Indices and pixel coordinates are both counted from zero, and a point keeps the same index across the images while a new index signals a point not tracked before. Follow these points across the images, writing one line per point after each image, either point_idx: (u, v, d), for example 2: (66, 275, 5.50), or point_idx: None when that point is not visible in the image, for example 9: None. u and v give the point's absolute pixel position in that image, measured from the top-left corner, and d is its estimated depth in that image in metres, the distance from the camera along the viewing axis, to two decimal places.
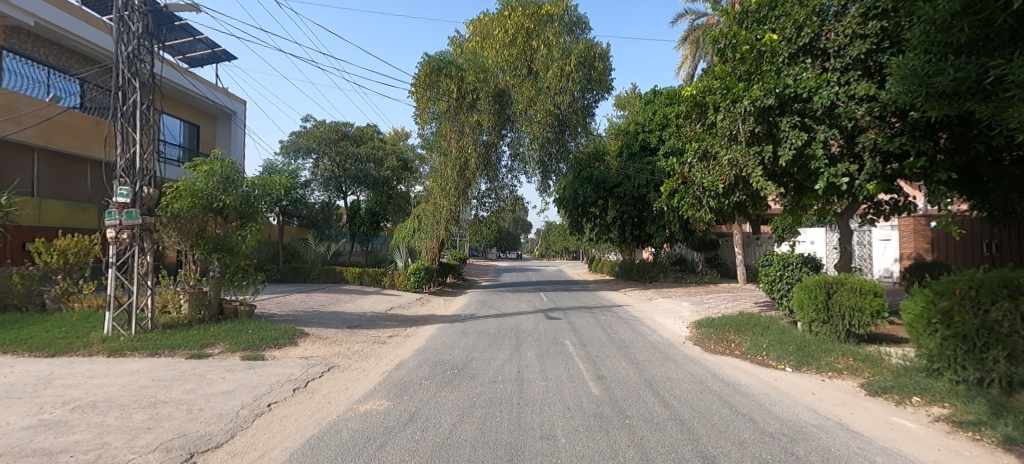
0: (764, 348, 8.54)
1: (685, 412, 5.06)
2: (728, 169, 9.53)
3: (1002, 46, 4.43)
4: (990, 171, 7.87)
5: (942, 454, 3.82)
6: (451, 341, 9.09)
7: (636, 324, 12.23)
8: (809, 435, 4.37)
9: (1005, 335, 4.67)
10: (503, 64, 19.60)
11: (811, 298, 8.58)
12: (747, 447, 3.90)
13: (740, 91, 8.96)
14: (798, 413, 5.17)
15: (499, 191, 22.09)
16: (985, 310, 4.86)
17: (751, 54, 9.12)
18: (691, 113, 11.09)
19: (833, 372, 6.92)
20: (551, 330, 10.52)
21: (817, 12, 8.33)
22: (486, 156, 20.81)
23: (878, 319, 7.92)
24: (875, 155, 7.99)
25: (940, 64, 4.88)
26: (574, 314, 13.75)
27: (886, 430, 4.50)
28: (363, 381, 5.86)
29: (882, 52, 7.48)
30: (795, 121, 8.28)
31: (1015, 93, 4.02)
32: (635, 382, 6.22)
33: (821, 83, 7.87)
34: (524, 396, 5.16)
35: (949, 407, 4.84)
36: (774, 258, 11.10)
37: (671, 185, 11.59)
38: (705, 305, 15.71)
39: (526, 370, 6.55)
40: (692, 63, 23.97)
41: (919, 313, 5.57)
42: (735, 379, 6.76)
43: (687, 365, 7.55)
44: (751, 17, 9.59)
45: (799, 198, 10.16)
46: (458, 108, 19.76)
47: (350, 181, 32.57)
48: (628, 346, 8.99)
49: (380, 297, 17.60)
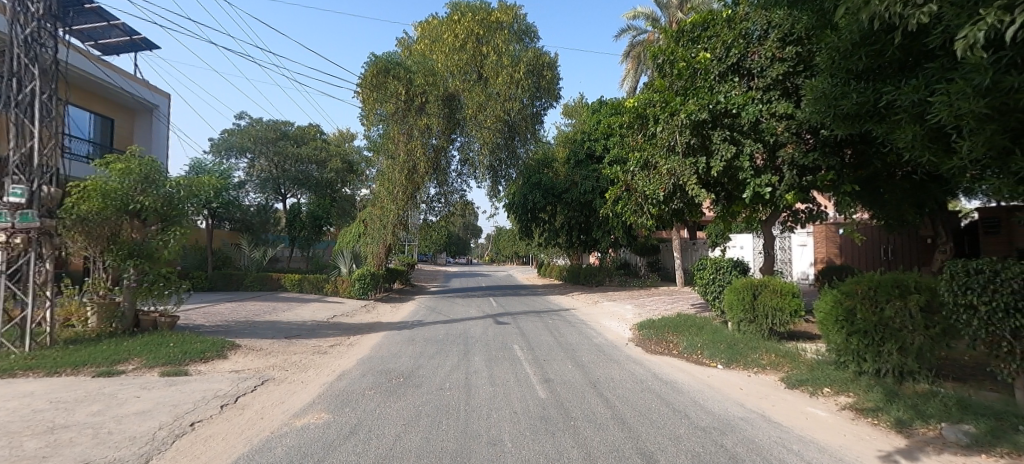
0: (699, 347, 9.07)
1: (626, 411, 5.28)
2: (667, 178, 10.05)
3: (893, 75, 5.01)
4: (887, 185, 8.89)
5: (845, 439, 4.27)
6: (397, 349, 8.90)
7: (582, 328, 12.57)
8: (736, 427, 4.71)
9: (897, 329, 5.33)
10: (453, 69, 19.54)
11: (740, 300, 9.24)
12: (682, 442, 4.14)
13: (677, 105, 9.53)
14: (728, 407, 5.54)
15: (448, 195, 22.17)
16: (880, 308, 5.51)
17: (686, 70, 9.71)
18: (634, 124, 11.59)
19: (759, 368, 7.51)
20: (499, 335, 10.57)
21: (744, 35, 8.99)
22: (435, 159, 20.69)
23: (796, 318, 8.63)
24: (793, 168, 8.79)
25: (845, 88, 5.44)
26: (522, 319, 13.89)
27: (802, 420, 4.95)
28: (300, 394, 5.61)
29: (798, 75, 8.26)
30: (725, 135, 9.01)
31: (904, 116, 4.63)
32: (581, 384, 6.39)
33: (747, 100, 8.54)
34: (471, 403, 5.15)
35: (853, 396, 5.40)
36: (708, 262, 11.84)
37: (615, 192, 12.00)
38: (647, 307, 16.46)
39: (474, 376, 6.54)
40: (634, 76, 25.05)
41: (828, 312, 6.16)
42: (673, 378, 7.13)
43: (630, 366, 7.86)
44: (686, 36, 10.18)
45: (729, 206, 10.91)
46: (406, 111, 19.48)
47: (289, 183, 31.12)
48: (574, 349, 9.21)
49: (322, 305, 16.88)
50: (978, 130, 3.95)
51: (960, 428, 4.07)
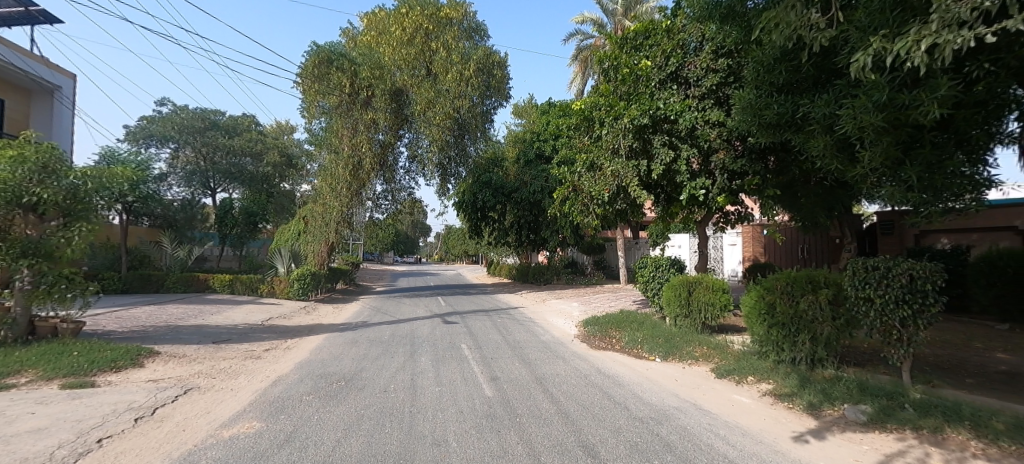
0: (639, 342, 9.47)
1: (569, 405, 5.43)
2: (611, 179, 10.38)
3: (808, 89, 5.48)
4: (804, 190, 9.75)
5: (765, 423, 4.64)
6: (339, 352, 8.59)
7: (529, 326, 12.73)
8: (671, 417, 4.98)
9: (809, 321, 5.88)
10: (401, 62, 18.89)
11: (676, 296, 9.74)
12: (622, 434, 4.32)
13: (621, 110, 9.85)
14: (664, 398, 5.83)
15: (396, 193, 21.68)
16: (796, 301, 6.03)
17: (630, 76, 10.03)
18: (581, 126, 11.87)
19: (692, 360, 7.96)
20: (447, 335, 10.49)
21: (681, 45, 9.46)
22: (381, 156, 20.15)
23: (726, 312, 9.23)
24: (724, 173, 9.42)
25: (768, 99, 5.89)
26: (471, 318, 13.86)
27: (728, 407, 5.32)
28: (229, 403, 5.29)
29: (728, 86, 8.85)
30: (665, 139, 9.46)
31: (817, 128, 5.10)
32: (527, 381, 6.48)
33: (684, 107, 9.00)
34: (416, 404, 5.08)
35: (772, 382, 5.88)
36: (648, 260, 12.38)
37: (563, 192, 12.22)
38: (592, 304, 16.96)
39: (420, 377, 6.45)
40: (582, 79, 25.64)
41: (753, 306, 6.65)
42: (615, 372, 7.39)
43: (574, 362, 8.06)
44: (629, 43, 10.54)
45: (668, 207, 11.46)
46: (351, 105, 18.82)
47: (219, 176, 29.14)
48: (522, 346, 9.31)
49: (256, 307, 15.91)
50: (876, 142, 4.44)
51: (860, 408, 4.57)
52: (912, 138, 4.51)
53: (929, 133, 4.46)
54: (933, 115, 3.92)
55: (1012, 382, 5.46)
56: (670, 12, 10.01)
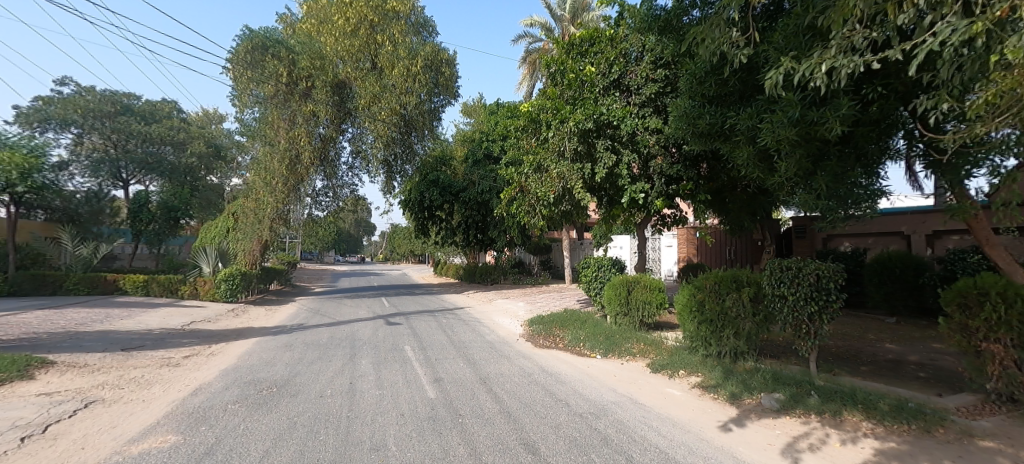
0: (581, 340, 9.73)
1: (513, 404, 5.48)
2: (557, 181, 10.55)
3: (735, 102, 5.90)
4: (731, 195, 10.50)
5: (693, 414, 4.95)
6: (270, 357, 8.14)
7: (475, 326, 12.69)
8: (609, 411, 5.17)
9: (733, 317, 6.34)
10: (344, 54, 18.11)
11: (616, 294, 10.12)
12: (562, 429, 4.44)
13: (567, 113, 10.03)
14: (603, 393, 6.05)
15: (337, 189, 20.88)
16: (722, 299, 6.47)
17: (576, 81, 10.24)
18: (528, 128, 11.99)
19: (630, 356, 8.32)
20: (389, 336, 10.25)
21: (623, 54, 9.84)
22: (321, 150, 19.28)
23: (661, 310, 9.71)
24: (661, 178, 9.92)
25: (700, 110, 6.26)
26: (415, 319, 13.61)
27: (661, 399, 5.61)
28: (141, 415, 4.85)
29: (666, 95, 9.33)
30: (608, 144, 9.78)
31: (741, 138, 5.51)
32: (471, 382, 6.46)
33: (626, 113, 9.37)
34: (354, 409, 4.92)
35: (700, 375, 6.27)
36: (591, 260, 12.76)
37: (510, 193, 12.27)
38: (538, 304, 17.21)
39: (360, 380, 6.24)
40: (530, 81, 25.93)
41: (685, 304, 7.04)
42: (557, 370, 7.54)
43: (518, 361, 8.15)
44: (575, 49, 10.76)
45: (610, 209, 11.86)
46: (289, 96, 17.93)
47: (133, 166, 26.67)
48: (467, 347, 9.27)
49: (176, 310, 14.67)
50: (790, 154, 4.88)
51: (774, 396, 4.98)
52: (821, 151, 5.00)
53: (834, 147, 4.97)
54: (836, 131, 4.39)
55: (898, 368, 6.17)
56: (613, 21, 10.39)
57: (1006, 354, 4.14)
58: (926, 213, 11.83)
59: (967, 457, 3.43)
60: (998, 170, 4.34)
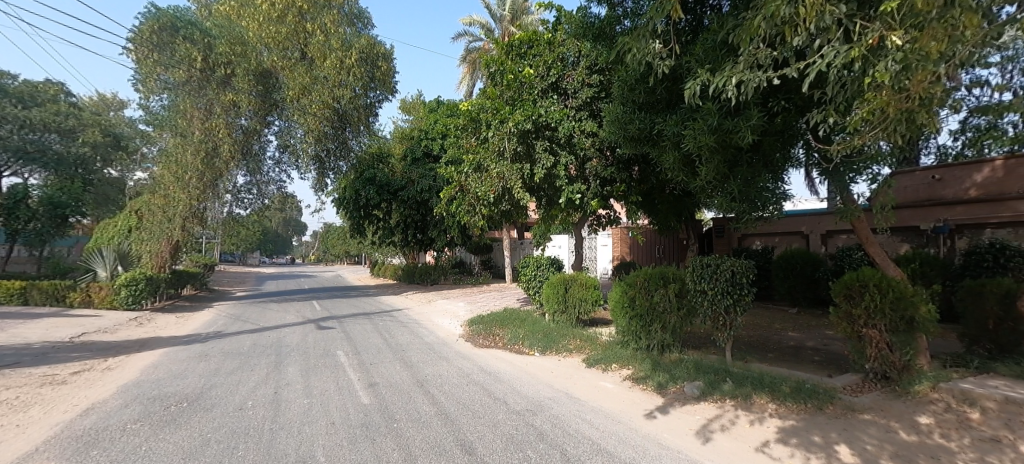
0: (520, 338, 9.86)
1: (450, 405, 5.46)
2: (497, 181, 10.61)
3: (663, 109, 6.27)
4: (660, 197, 11.17)
5: (622, 405, 5.21)
6: (182, 369, 7.49)
7: (413, 327, 12.45)
8: (545, 407, 5.30)
9: (661, 311, 6.75)
10: (269, 41, 17.03)
11: (555, 293, 10.38)
12: (499, 428, 4.49)
13: (506, 113, 10.10)
14: (540, 390, 6.19)
15: (262, 185, 19.68)
16: (651, 295, 6.87)
17: (515, 82, 10.34)
18: (468, 127, 11.93)
19: (567, 352, 8.58)
20: (320, 341, 9.79)
21: (561, 59, 10.08)
22: (244, 143, 17.96)
23: (596, 306, 10.09)
24: (597, 180, 10.33)
25: (631, 116, 6.58)
26: (349, 322, 13.08)
27: (594, 392, 5.85)
28: (19, 443, 4.28)
29: (601, 100, 9.73)
30: (547, 145, 10.01)
31: (668, 144, 5.88)
32: (408, 385, 6.34)
33: (563, 116, 9.63)
34: (279, 420, 4.66)
35: (631, 368, 6.60)
36: (530, 260, 12.97)
37: (449, 192, 12.10)
38: (478, 304, 17.18)
39: (286, 389, 5.91)
40: (470, 80, 25.85)
41: (618, 301, 7.37)
42: (496, 369, 7.61)
43: (457, 362, 8.13)
44: (514, 50, 10.85)
45: (549, 209, 12.12)
46: (204, 82, 16.48)
47: (8, 156, 23.20)
48: (404, 349, 9.08)
49: (64, 321, 13.00)
50: (710, 160, 5.29)
51: (695, 384, 5.37)
52: (736, 157, 5.47)
53: (746, 154, 5.47)
54: (747, 140, 4.84)
55: (798, 354, 6.88)
56: (551, 26, 10.65)
57: (882, 338, 4.79)
58: (821, 215, 13.24)
59: (850, 430, 3.92)
60: (876, 178, 4.99)
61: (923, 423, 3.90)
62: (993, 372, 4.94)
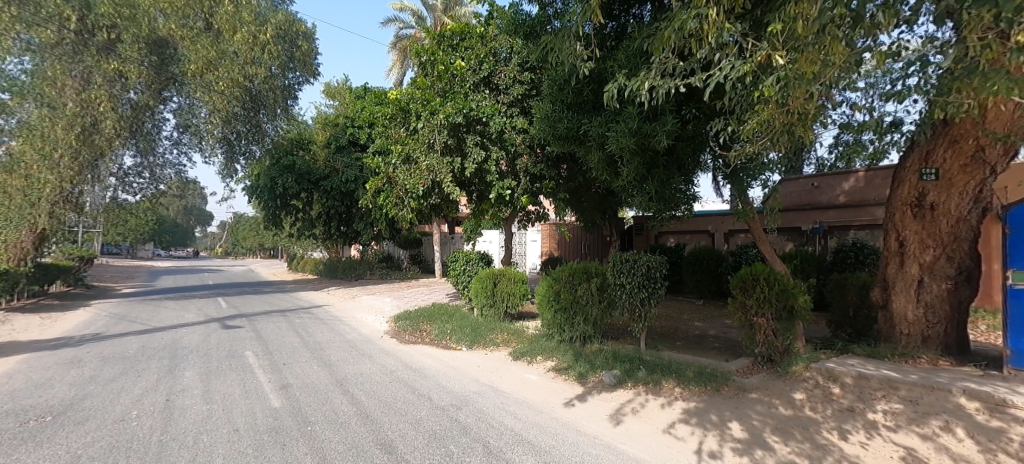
0: (448, 333, 9.80)
1: (371, 404, 5.29)
2: (427, 173, 10.34)
3: (589, 110, 6.51)
4: (586, 194, 11.62)
5: (544, 395, 5.39)
6: (51, 378, 6.51)
7: (333, 324, 11.87)
8: (470, 401, 5.33)
9: (583, 304, 7.04)
10: (165, 6, 14.09)
11: (484, 287, 10.43)
12: (422, 425, 4.44)
13: (437, 105, 9.92)
14: (466, 384, 6.19)
15: (155, 169, 17.64)
16: (575, 289, 7.15)
17: (446, 74, 10.18)
18: (397, 117, 11.50)
19: (494, 346, 8.67)
20: (226, 342, 9.00)
21: (493, 53, 10.08)
22: (133, 120, 15.62)
23: (524, 300, 10.29)
24: (526, 176, 10.48)
25: (560, 115, 6.75)
26: (261, 320, 12.15)
27: (519, 384, 5.98)
28: None
29: (531, 97, 9.89)
30: (478, 140, 9.98)
31: (593, 144, 6.12)
32: (325, 385, 6.04)
33: (495, 111, 9.65)
34: (171, 430, 4.24)
35: (555, 359, 6.83)
36: (460, 254, 12.90)
37: (376, 184, 11.50)
38: (405, 299, 16.76)
39: (181, 396, 5.38)
40: (401, 69, 25.10)
41: (543, 295, 7.55)
42: (422, 365, 7.49)
43: (381, 359, 7.89)
44: (446, 41, 10.65)
45: (480, 204, 12.10)
46: (79, 46, 13.57)
47: None
48: (323, 348, 8.63)
49: None
50: (630, 161, 5.60)
51: (612, 373, 5.67)
52: (652, 160, 5.83)
53: (662, 157, 5.85)
54: (662, 144, 5.19)
55: (702, 341, 7.53)
56: (483, 20, 10.61)
57: (768, 326, 5.39)
58: (723, 216, 14.57)
59: (740, 408, 4.39)
60: (767, 183, 5.59)
61: (797, 398, 4.48)
62: (851, 352, 5.77)
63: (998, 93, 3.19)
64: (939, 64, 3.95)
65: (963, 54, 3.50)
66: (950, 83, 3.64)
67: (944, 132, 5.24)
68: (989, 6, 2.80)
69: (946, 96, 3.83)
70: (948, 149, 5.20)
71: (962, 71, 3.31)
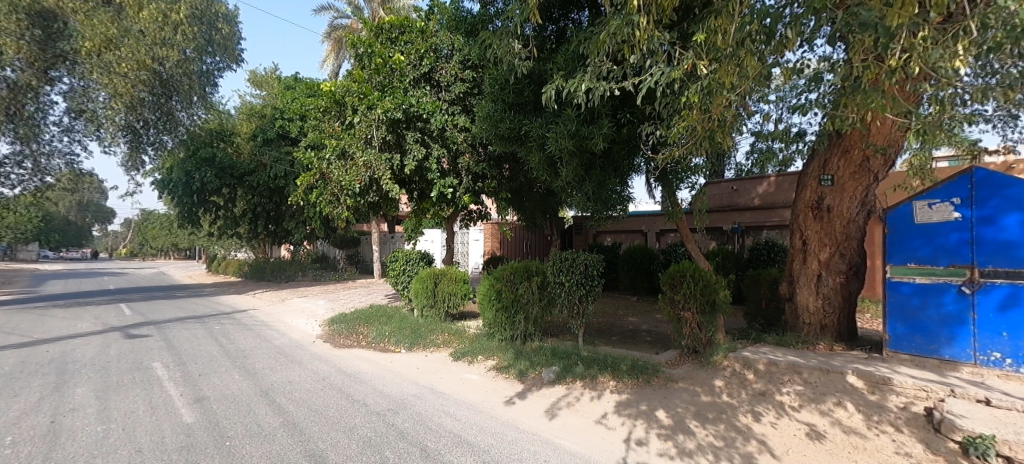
0: (386, 336, 9.48)
1: (300, 413, 4.98)
2: (363, 170, 9.83)
3: (531, 110, 6.52)
4: (527, 194, 11.76)
5: (484, 394, 5.36)
6: None
7: (259, 330, 11.08)
8: (408, 404, 5.18)
9: (524, 303, 7.07)
10: None
11: (424, 288, 10.20)
12: (355, 432, 4.25)
13: (374, 99, 9.51)
14: (404, 387, 6.00)
15: (39, 159, 15.45)
16: (516, 288, 7.16)
17: (384, 68, 9.81)
18: (330, 110, 10.89)
19: (434, 347, 8.50)
20: (131, 353, 8.09)
21: (434, 49, 9.89)
22: (8, 101, 13.51)
23: (466, 300, 10.16)
24: (468, 175, 10.38)
25: (502, 114, 6.72)
26: (174, 328, 11.07)
27: (458, 385, 5.89)
28: None
29: (473, 96, 9.83)
30: (418, 137, 9.74)
31: (534, 145, 6.15)
32: (248, 395, 5.61)
33: (435, 108, 9.45)
34: (56, 455, 3.72)
35: (496, 358, 6.80)
36: (400, 254, 12.52)
37: (307, 180, 10.80)
38: (340, 301, 16.02)
39: (72, 415, 4.76)
40: (336, 60, 24.01)
41: (485, 294, 7.49)
42: (357, 370, 7.16)
43: (312, 365, 7.46)
44: (384, 34, 10.26)
45: (421, 202, 11.79)
46: None
47: None
48: (246, 356, 8.01)
49: None
50: (569, 162, 5.70)
51: (551, 369, 5.74)
52: (590, 161, 5.96)
53: (599, 159, 5.99)
54: (599, 146, 5.35)
55: (635, 335, 7.84)
56: (424, 15, 10.37)
57: (694, 319, 5.70)
58: (655, 216, 15.28)
59: (668, 397, 4.61)
60: (694, 186, 5.93)
61: (718, 385, 4.79)
62: (764, 341, 6.26)
63: (876, 108, 3.62)
64: (829, 82, 4.42)
65: (849, 74, 3.93)
66: (839, 99, 4.06)
67: (838, 142, 5.89)
68: (871, 31, 3.17)
69: (837, 111, 4.28)
70: (841, 158, 5.85)
71: (848, 87, 3.72)
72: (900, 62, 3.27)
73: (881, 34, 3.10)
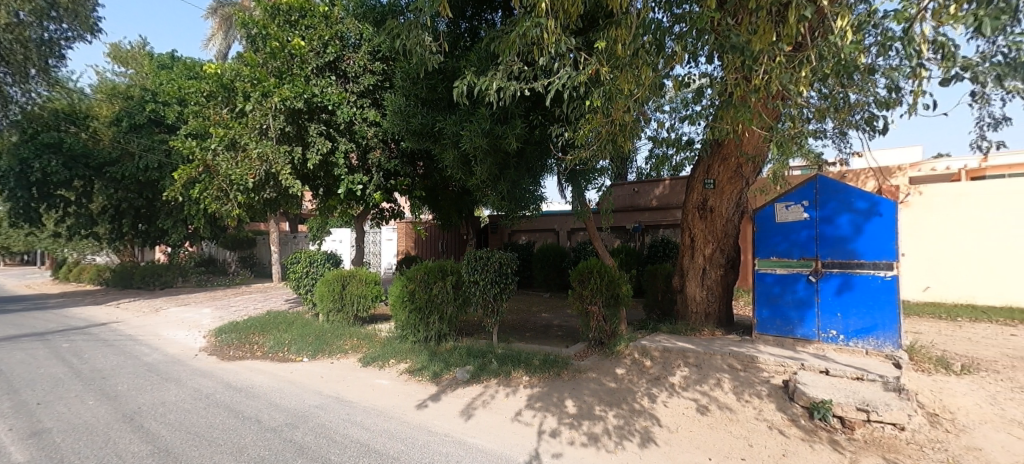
0: (285, 344, 8.70)
1: (175, 438, 4.35)
2: (257, 164, 8.93)
3: (445, 107, 6.34)
4: (441, 192, 11.54)
5: (394, 399, 5.11)
6: None
7: (126, 346, 9.55)
8: (308, 417, 4.76)
9: (438, 302, 6.88)
10: None
11: (330, 291, 9.53)
12: (244, 452, 3.80)
13: (271, 86, 8.64)
14: (305, 399, 5.52)
15: None
16: (428, 288, 6.94)
17: (282, 52, 8.91)
18: (217, 94, 9.73)
19: (341, 354, 7.98)
20: None
21: (340, 37, 9.22)
22: None
23: (376, 302, 9.64)
24: (379, 172, 9.89)
25: (414, 109, 6.47)
26: (5, 349, 9.10)
27: (367, 391, 5.56)
28: None
29: (383, 89, 9.36)
30: (322, 129, 9.08)
31: (448, 142, 5.97)
32: (107, 423, 4.78)
33: (342, 100, 8.84)
34: None
35: (408, 361, 6.53)
36: (302, 255, 11.57)
37: (187, 173, 9.41)
38: (230, 309, 14.41)
39: None
40: (224, 40, 21.61)
41: (397, 296, 7.18)
42: (250, 384, 6.45)
43: (194, 382, 6.58)
44: (282, 15, 9.35)
45: (326, 199, 11.00)
46: None
47: None
48: (107, 376, 6.84)
49: None
50: (483, 161, 5.63)
51: (465, 369, 5.64)
52: (504, 160, 5.92)
53: (513, 158, 5.99)
54: (512, 145, 5.37)
55: (547, 331, 8.02)
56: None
57: (600, 312, 5.95)
58: (566, 215, 15.83)
59: (577, 388, 4.75)
60: (601, 188, 6.19)
61: (621, 373, 5.04)
62: (661, 330, 6.73)
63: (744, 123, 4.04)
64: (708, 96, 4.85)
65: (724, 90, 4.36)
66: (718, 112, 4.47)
67: (719, 150, 6.52)
68: (738, 53, 3.54)
69: (716, 122, 4.72)
70: (721, 165, 6.49)
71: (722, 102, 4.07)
72: (761, 82, 3.70)
73: (746, 57, 3.49)
